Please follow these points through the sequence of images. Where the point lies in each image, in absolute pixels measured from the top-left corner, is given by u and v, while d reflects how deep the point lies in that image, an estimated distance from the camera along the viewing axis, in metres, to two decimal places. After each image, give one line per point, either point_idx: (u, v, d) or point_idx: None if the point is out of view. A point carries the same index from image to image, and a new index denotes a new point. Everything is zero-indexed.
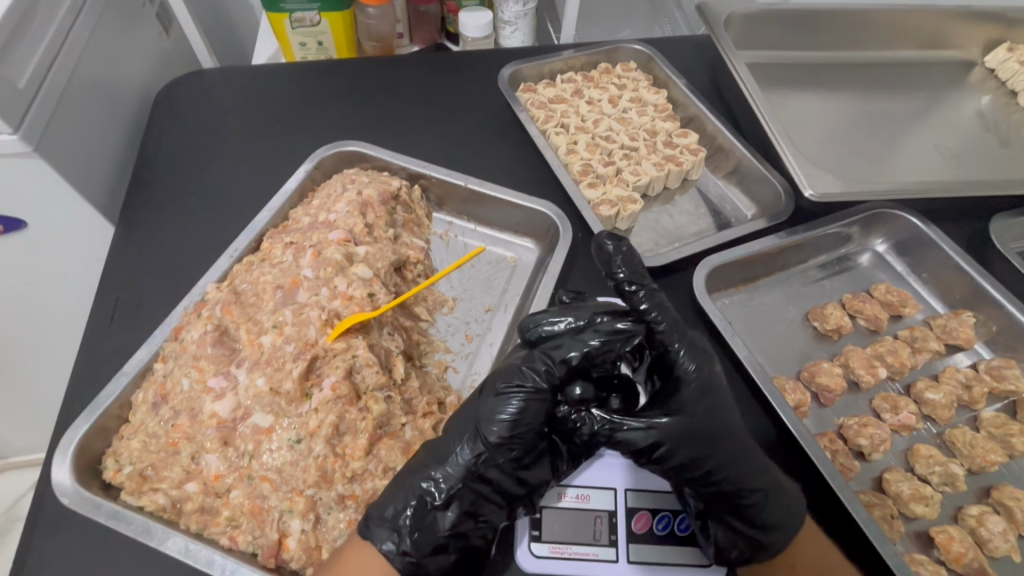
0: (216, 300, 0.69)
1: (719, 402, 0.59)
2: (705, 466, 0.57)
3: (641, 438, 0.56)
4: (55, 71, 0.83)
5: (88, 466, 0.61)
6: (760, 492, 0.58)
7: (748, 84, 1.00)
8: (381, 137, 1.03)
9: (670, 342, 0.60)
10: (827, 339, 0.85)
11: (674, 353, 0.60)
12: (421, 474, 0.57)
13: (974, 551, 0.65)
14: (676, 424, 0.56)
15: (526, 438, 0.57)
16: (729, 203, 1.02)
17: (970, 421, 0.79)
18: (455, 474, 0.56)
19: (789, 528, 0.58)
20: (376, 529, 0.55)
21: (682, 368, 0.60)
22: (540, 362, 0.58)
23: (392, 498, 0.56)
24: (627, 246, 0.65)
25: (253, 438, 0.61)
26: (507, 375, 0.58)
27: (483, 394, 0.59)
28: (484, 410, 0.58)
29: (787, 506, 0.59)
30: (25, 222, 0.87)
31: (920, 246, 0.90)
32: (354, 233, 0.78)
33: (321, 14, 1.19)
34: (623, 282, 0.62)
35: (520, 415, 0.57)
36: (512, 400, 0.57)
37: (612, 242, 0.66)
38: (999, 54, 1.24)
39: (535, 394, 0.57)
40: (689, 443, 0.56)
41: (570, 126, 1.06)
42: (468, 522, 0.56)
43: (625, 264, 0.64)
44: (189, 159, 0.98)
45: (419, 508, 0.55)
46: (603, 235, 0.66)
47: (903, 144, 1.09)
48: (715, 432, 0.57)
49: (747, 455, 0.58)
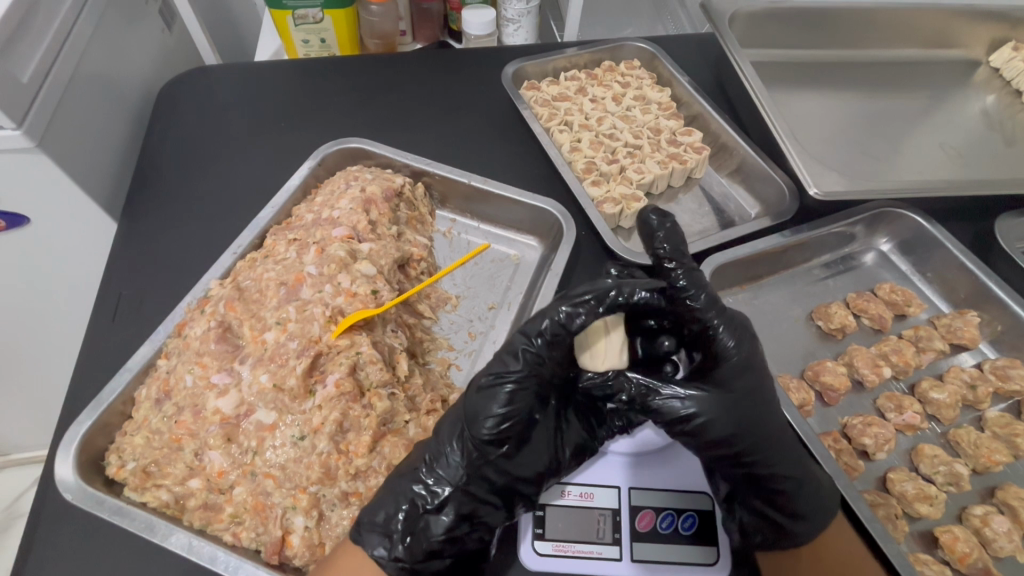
0: (219, 296, 0.69)
1: (757, 384, 0.57)
2: (739, 446, 0.56)
3: (677, 408, 0.55)
4: (58, 66, 0.83)
5: (91, 461, 0.61)
6: (793, 480, 0.57)
7: (752, 82, 0.99)
8: (384, 135, 1.03)
9: (709, 317, 0.59)
10: (831, 338, 0.85)
11: (715, 331, 0.59)
12: (410, 477, 0.57)
13: (979, 551, 0.65)
14: (712, 399, 0.55)
15: (515, 432, 0.56)
16: (733, 202, 1.01)
17: (975, 421, 0.79)
18: (447, 477, 0.56)
19: (819, 518, 0.57)
20: (368, 535, 0.55)
21: (725, 347, 0.58)
22: (518, 346, 0.57)
23: (383, 503, 0.56)
24: (671, 223, 0.67)
25: (257, 435, 0.61)
26: (493, 366, 0.57)
27: (470, 391, 0.58)
28: (470, 408, 0.57)
29: (820, 496, 0.57)
30: (28, 218, 0.86)
31: (925, 245, 0.90)
32: (358, 229, 0.77)
33: (324, 11, 1.19)
34: (663, 256, 0.64)
35: (509, 408, 0.55)
36: (497, 395, 0.55)
37: (658, 217, 0.68)
38: (1004, 53, 1.24)
39: (519, 384, 0.56)
40: (725, 419, 0.55)
41: (574, 124, 1.05)
42: (463, 525, 0.56)
43: (667, 241, 0.65)
44: (192, 156, 0.98)
45: (411, 512, 0.55)
46: (649, 210, 0.69)
47: (908, 142, 1.08)
48: (752, 411, 0.56)
49: (781, 440, 0.57)
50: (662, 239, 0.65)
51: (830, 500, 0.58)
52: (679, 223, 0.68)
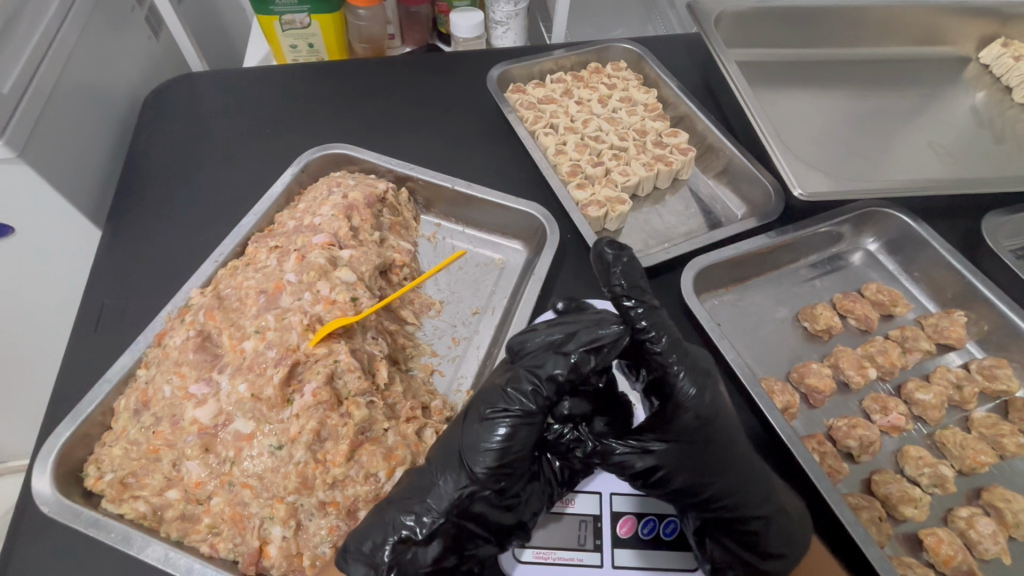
0: (199, 305, 0.69)
1: (723, 429, 0.56)
2: (706, 492, 0.55)
3: (638, 462, 0.54)
4: (40, 76, 0.83)
5: (69, 473, 0.61)
6: (763, 519, 0.56)
7: (738, 83, 0.99)
8: (369, 140, 1.03)
9: (669, 361, 0.56)
10: (817, 339, 0.84)
11: (674, 375, 0.56)
12: (403, 509, 0.55)
13: (964, 553, 0.64)
14: (673, 448, 0.55)
15: (516, 467, 0.54)
16: (719, 203, 1.01)
17: (962, 421, 0.78)
18: (438, 509, 0.54)
19: (795, 554, 0.57)
20: (354, 564, 0.53)
21: (685, 394, 0.55)
22: (524, 383, 0.55)
23: (371, 532, 0.54)
24: (628, 256, 0.60)
25: (234, 445, 0.60)
26: (496, 399, 0.55)
27: (469, 420, 0.56)
28: (469, 438, 0.54)
29: (796, 534, 0.57)
30: (12, 228, 0.86)
31: (911, 244, 0.89)
32: (339, 236, 0.77)
33: (311, 16, 1.18)
34: (621, 295, 0.58)
35: (510, 444, 0.53)
36: (499, 426, 0.53)
37: (614, 250, 0.61)
38: (994, 50, 1.23)
39: (523, 418, 0.54)
40: (688, 469, 0.54)
41: (559, 127, 1.05)
42: (451, 557, 0.55)
43: (624, 276, 0.59)
44: (175, 163, 0.98)
45: (399, 544, 0.53)
46: (603, 241, 0.61)
47: (895, 141, 1.08)
48: (716, 457, 0.55)
49: (753, 485, 0.56)
50: (617, 274, 0.59)
51: (803, 517, 0.59)
52: (637, 257, 0.61)
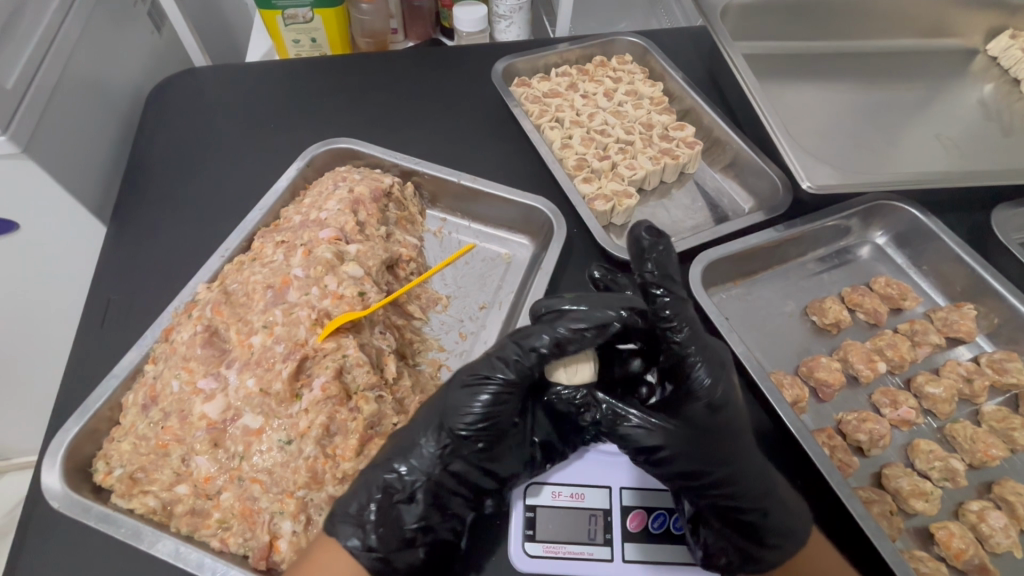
0: (206, 300, 0.69)
1: (732, 421, 0.57)
2: (706, 478, 0.56)
3: (643, 437, 0.55)
4: (43, 71, 0.82)
5: (78, 468, 0.61)
6: (759, 511, 0.56)
7: (744, 74, 0.98)
8: (373, 135, 1.02)
9: (688, 350, 0.57)
10: (826, 333, 0.84)
11: (691, 365, 0.57)
12: (384, 467, 0.57)
13: (975, 547, 0.64)
14: (681, 432, 0.56)
15: (494, 430, 0.58)
16: (726, 196, 1.00)
17: (971, 415, 0.78)
18: (420, 466, 0.56)
19: (797, 536, 0.57)
20: (341, 525, 0.54)
21: (698, 382, 0.57)
22: (510, 353, 0.57)
23: (356, 494, 0.56)
24: (664, 244, 0.62)
25: (243, 439, 0.60)
26: (480, 367, 0.58)
27: (452, 385, 0.59)
28: (452, 402, 0.57)
29: (796, 525, 0.57)
30: (17, 224, 0.86)
31: (920, 237, 0.89)
32: (345, 230, 0.77)
33: (314, 10, 1.18)
34: (650, 282, 0.60)
35: (491, 408, 0.57)
36: (482, 392, 0.57)
37: (650, 237, 0.63)
38: (1002, 42, 1.22)
39: (504, 387, 0.57)
40: (692, 455, 0.56)
41: (564, 121, 1.04)
42: (435, 515, 0.57)
43: (656, 265, 0.61)
44: (179, 158, 0.97)
45: (384, 501, 0.55)
46: (641, 227, 0.63)
47: (903, 134, 1.07)
48: (721, 446, 0.56)
49: (757, 477, 0.57)
50: (651, 263, 0.61)
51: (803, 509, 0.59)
52: (673, 248, 0.62)
